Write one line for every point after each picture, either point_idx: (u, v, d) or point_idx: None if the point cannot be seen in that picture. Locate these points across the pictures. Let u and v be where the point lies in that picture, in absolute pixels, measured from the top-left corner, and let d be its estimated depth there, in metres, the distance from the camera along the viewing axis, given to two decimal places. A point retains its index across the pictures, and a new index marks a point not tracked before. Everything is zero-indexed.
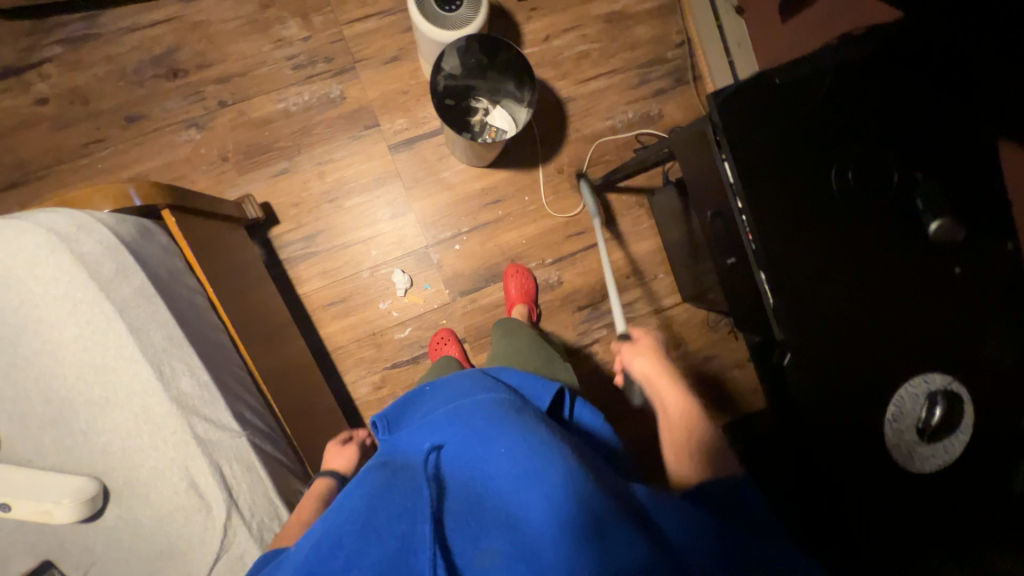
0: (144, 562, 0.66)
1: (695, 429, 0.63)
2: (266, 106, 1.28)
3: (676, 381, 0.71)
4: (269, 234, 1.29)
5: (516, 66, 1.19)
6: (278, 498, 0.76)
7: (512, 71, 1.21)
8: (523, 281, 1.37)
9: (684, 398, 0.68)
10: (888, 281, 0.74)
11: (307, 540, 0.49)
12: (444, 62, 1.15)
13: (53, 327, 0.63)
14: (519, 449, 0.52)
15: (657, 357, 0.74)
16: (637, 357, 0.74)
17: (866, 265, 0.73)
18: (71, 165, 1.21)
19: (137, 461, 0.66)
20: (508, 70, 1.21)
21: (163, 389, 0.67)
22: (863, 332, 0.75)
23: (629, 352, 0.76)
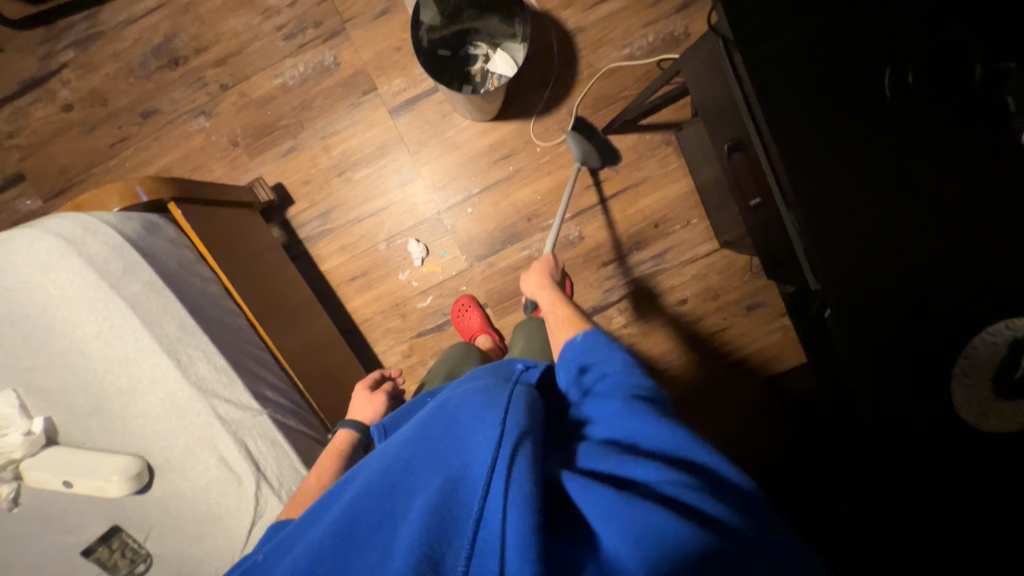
0: (193, 527, 0.74)
1: (562, 312, 0.75)
2: (264, 84, 1.26)
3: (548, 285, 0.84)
4: (286, 215, 1.32)
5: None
6: (304, 469, 0.81)
7: (500, 7, 1.09)
8: None
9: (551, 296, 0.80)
10: (963, 209, 0.60)
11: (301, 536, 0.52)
12: (422, 14, 1.07)
13: (76, 326, 0.68)
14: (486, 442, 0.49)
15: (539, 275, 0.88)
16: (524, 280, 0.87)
17: (930, 190, 0.59)
18: (103, 166, 1.28)
19: (171, 441, 0.72)
20: (494, 7, 1.10)
21: (182, 376, 0.72)
22: (925, 273, 0.62)
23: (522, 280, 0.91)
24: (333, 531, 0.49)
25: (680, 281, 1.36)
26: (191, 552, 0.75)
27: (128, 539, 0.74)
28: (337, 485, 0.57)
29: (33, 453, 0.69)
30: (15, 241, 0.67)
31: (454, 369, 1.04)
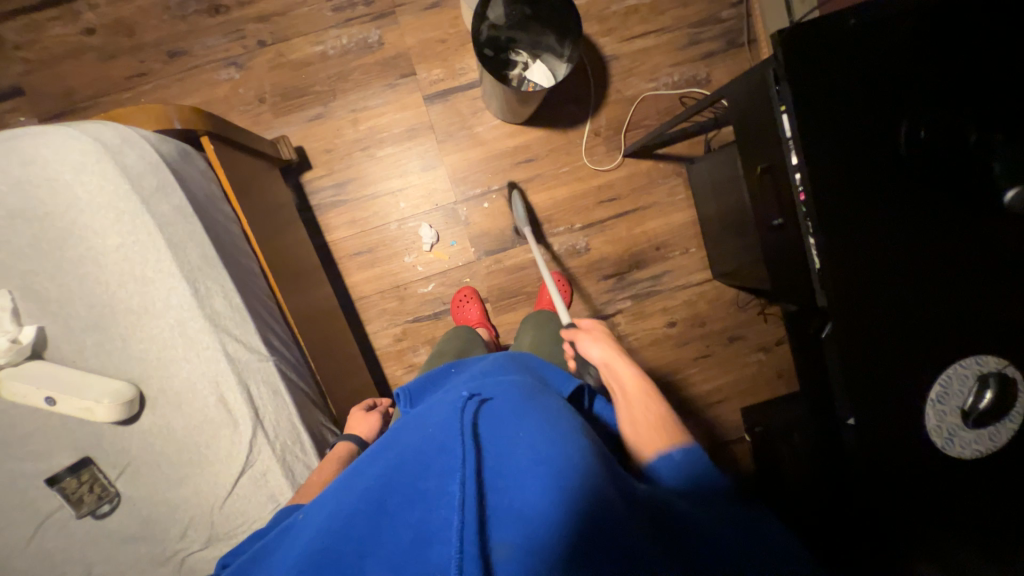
0: (175, 467, 0.70)
1: (652, 410, 0.60)
2: (303, 48, 1.26)
3: (632, 361, 0.68)
4: (300, 179, 1.30)
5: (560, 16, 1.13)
6: (301, 424, 0.78)
7: (559, 23, 1.14)
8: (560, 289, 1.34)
9: (640, 377, 0.64)
10: (953, 249, 0.69)
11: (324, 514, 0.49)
12: (490, 9, 1.13)
13: (97, 235, 0.64)
14: (540, 438, 0.49)
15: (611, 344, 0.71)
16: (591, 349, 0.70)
17: (929, 233, 0.68)
18: (116, 97, 1.23)
19: (172, 372, 0.68)
20: (555, 22, 1.14)
21: (197, 306, 0.68)
22: (919, 301, 0.70)
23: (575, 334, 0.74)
24: (364, 507, 0.46)
25: (673, 304, 1.43)
26: (168, 496, 0.70)
27: (99, 473, 0.68)
28: (364, 458, 0.56)
29: (14, 362, 0.63)
30: (46, 137, 0.63)
31: (462, 350, 1.06)
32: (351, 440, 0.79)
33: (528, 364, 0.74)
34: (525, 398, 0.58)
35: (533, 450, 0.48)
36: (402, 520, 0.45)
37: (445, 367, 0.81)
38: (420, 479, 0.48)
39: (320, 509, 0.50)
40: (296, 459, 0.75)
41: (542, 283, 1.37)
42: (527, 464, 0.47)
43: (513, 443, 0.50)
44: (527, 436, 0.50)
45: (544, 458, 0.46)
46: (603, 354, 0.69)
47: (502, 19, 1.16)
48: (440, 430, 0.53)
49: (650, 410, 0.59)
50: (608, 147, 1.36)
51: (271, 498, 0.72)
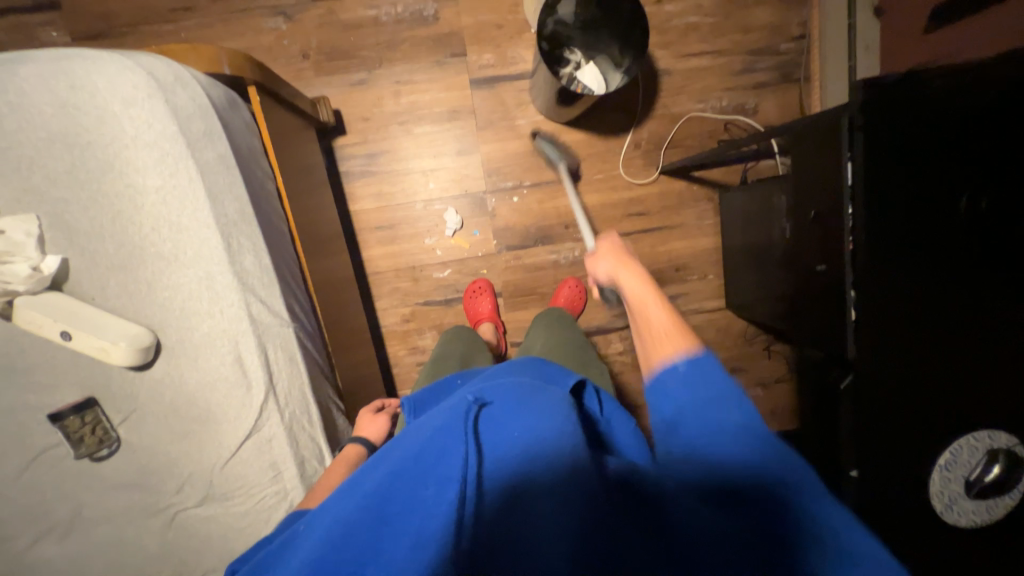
0: (181, 421, 0.68)
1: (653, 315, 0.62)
2: (356, 10, 1.23)
3: (637, 269, 0.71)
4: (333, 143, 1.27)
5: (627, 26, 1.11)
6: (310, 395, 0.76)
7: (625, 31, 1.11)
8: (575, 294, 1.35)
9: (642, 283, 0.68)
10: (975, 311, 0.69)
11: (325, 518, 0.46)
12: (561, 5, 1.11)
13: (137, 173, 0.62)
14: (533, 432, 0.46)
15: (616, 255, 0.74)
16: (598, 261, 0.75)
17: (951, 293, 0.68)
18: (156, 28, 1.19)
19: (193, 324, 0.66)
20: (622, 29, 1.11)
21: (228, 262, 0.66)
22: (940, 358, 0.70)
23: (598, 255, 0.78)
24: (364, 511, 0.44)
25: None
26: (169, 449, 0.68)
27: (103, 416, 0.66)
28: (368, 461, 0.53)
29: (32, 291, 0.60)
30: (99, 63, 0.60)
31: (465, 357, 1.02)
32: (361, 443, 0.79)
33: (529, 363, 0.70)
34: (524, 392, 0.55)
35: (526, 443, 0.46)
36: (403, 532, 0.43)
37: (447, 379, 0.78)
38: (418, 487, 0.46)
39: (323, 511, 0.47)
40: (303, 429, 0.74)
41: (558, 286, 1.37)
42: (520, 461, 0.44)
43: (507, 440, 0.48)
44: (519, 432, 0.48)
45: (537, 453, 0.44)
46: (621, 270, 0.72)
47: (570, 16, 1.14)
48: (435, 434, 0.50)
49: (665, 319, 0.60)
50: (645, 162, 1.35)
51: (273, 465, 0.72)
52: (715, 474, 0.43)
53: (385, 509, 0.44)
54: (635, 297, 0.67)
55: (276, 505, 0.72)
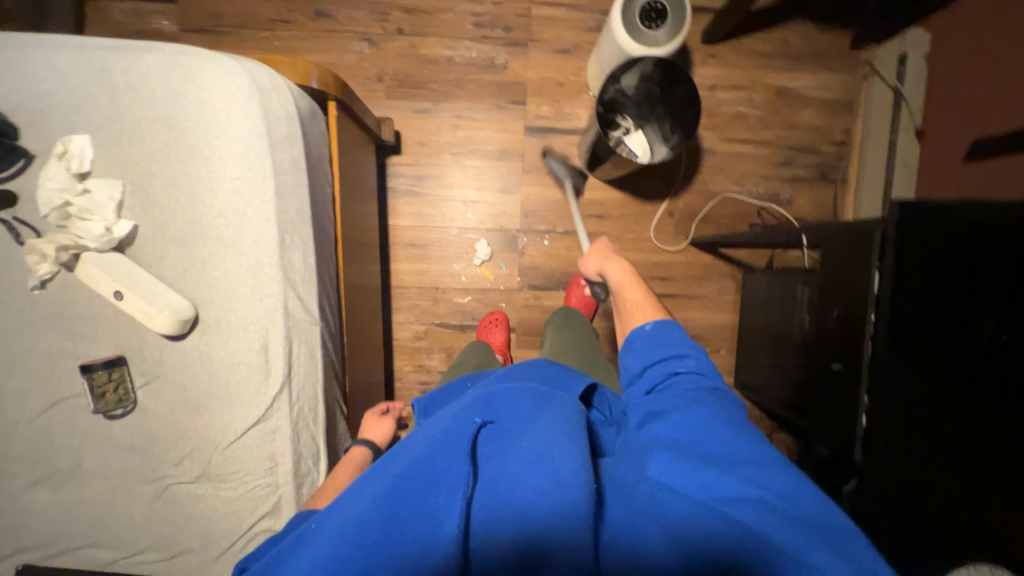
0: (197, 395, 0.70)
1: (634, 300, 0.77)
2: (435, 48, 1.33)
3: (623, 264, 0.84)
4: (387, 159, 1.35)
5: (682, 110, 1.17)
6: (320, 394, 0.78)
7: (681, 108, 1.17)
8: None
9: (626, 273, 0.82)
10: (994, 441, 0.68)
11: (334, 518, 0.47)
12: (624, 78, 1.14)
13: (219, 161, 0.67)
14: (541, 446, 0.50)
15: (601, 253, 0.88)
16: (586, 260, 0.88)
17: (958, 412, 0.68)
18: (254, 33, 1.31)
19: (232, 306, 0.70)
20: (678, 107, 1.18)
21: (278, 254, 0.71)
22: (943, 473, 0.70)
23: (586, 260, 0.91)
24: (376, 511, 0.45)
25: None
26: (179, 419, 0.70)
27: (128, 376, 0.69)
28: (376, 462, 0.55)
29: (100, 250, 0.65)
30: (211, 62, 0.67)
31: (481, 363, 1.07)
32: (366, 447, 0.83)
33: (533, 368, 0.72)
34: (530, 401, 0.58)
35: (534, 455, 0.49)
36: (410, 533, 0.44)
37: (457, 382, 0.82)
38: (426, 490, 0.47)
39: (332, 516, 0.48)
40: (307, 426, 0.76)
41: None
42: (528, 471, 0.48)
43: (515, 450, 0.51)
44: (526, 443, 0.51)
45: (545, 466, 0.48)
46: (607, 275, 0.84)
47: (630, 88, 1.18)
48: (443, 438, 0.51)
49: (648, 320, 0.72)
50: (675, 231, 1.40)
51: (270, 456, 0.73)
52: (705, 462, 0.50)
53: (393, 507, 0.45)
54: (619, 283, 0.81)
55: (264, 497, 0.73)
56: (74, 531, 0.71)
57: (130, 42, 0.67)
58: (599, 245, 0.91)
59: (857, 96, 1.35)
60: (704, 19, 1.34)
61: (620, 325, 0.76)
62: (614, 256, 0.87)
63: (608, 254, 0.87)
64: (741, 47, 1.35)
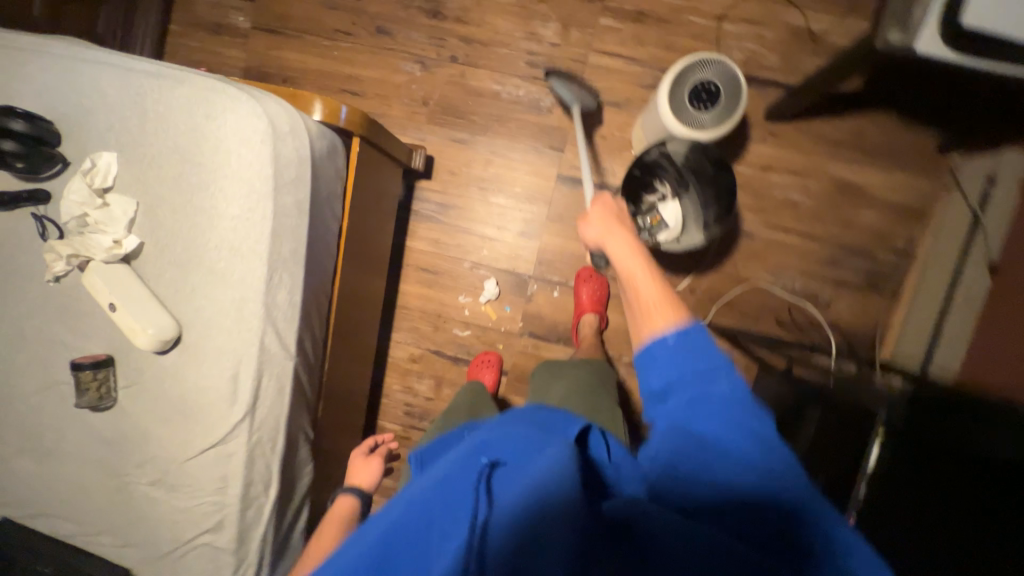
0: (168, 406, 0.74)
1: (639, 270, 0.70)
2: (483, 80, 1.32)
3: (630, 240, 0.77)
4: (416, 182, 1.36)
5: (724, 199, 1.05)
6: (283, 426, 0.80)
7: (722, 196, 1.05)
8: None
9: (661, 287, 0.65)
10: None
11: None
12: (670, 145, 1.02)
13: (225, 197, 0.70)
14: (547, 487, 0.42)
15: (610, 216, 0.81)
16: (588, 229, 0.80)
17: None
18: (317, 40, 1.35)
19: (213, 333, 0.73)
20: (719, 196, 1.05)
21: (263, 292, 0.73)
22: None
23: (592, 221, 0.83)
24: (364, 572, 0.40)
25: None
26: (149, 425, 0.75)
27: (111, 377, 0.74)
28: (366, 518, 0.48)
29: (107, 261, 0.70)
30: (237, 102, 0.70)
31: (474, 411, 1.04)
32: (353, 494, 0.87)
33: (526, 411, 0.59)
34: (528, 444, 0.48)
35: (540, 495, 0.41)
36: None
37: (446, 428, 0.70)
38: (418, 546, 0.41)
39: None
40: (262, 455, 0.78)
41: None
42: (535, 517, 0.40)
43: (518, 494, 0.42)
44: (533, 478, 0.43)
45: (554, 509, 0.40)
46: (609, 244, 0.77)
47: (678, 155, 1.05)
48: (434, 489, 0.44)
49: (654, 295, 0.63)
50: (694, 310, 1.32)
51: (223, 476, 0.76)
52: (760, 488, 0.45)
53: (389, 557, 0.41)
54: (625, 268, 0.72)
55: (210, 513, 0.77)
56: (45, 501, 0.78)
57: (171, 72, 0.71)
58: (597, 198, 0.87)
59: (931, 207, 1.22)
60: (772, 93, 1.24)
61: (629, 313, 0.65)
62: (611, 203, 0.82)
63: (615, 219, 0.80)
64: (807, 130, 1.24)
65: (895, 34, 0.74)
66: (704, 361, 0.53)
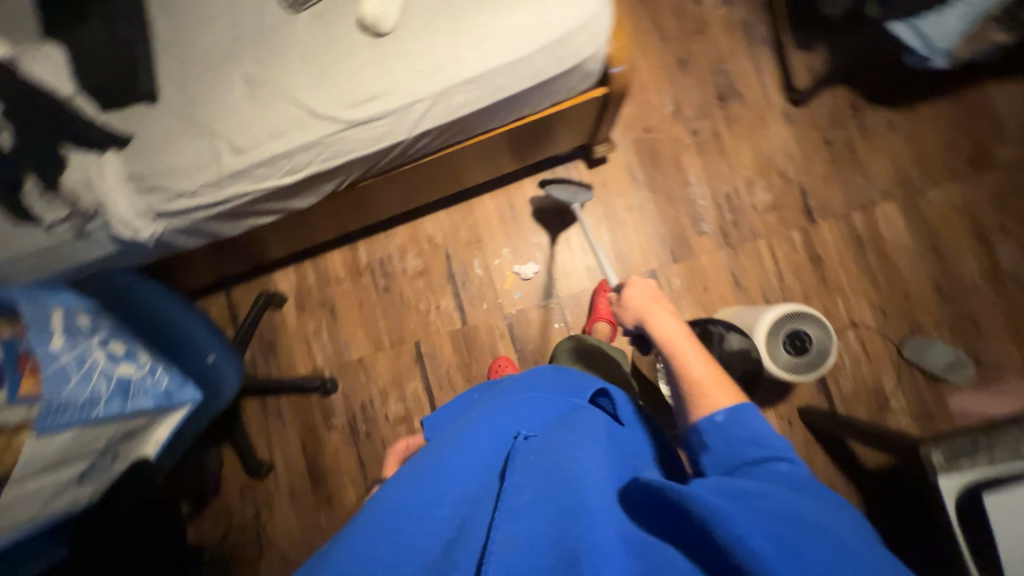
0: (319, 55, 0.81)
1: (694, 363, 0.73)
2: (691, 166, 1.43)
3: (704, 353, 0.75)
4: (577, 159, 1.45)
5: None
6: (348, 157, 0.85)
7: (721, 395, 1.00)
8: None
9: (711, 373, 0.71)
10: None
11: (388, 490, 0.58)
12: (728, 336, 1.03)
13: (516, 11, 0.80)
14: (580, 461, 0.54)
15: (657, 308, 0.84)
16: (656, 312, 0.83)
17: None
18: (643, 17, 1.47)
19: (400, 58, 0.80)
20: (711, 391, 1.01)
21: (456, 80, 0.80)
22: None
23: (630, 298, 0.89)
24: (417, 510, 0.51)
25: None
26: (294, 47, 0.82)
27: None
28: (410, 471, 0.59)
29: None
30: None
31: None
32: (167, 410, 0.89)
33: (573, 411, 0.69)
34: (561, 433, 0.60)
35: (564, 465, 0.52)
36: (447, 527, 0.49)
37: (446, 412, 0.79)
38: (462, 519, 0.50)
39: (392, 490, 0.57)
40: (316, 154, 0.83)
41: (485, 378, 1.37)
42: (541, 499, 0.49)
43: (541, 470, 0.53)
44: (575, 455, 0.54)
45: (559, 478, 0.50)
46: (690, 357, 0.74)
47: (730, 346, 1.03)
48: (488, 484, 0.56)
49: (708, 375, 0.71)
50: None
51: (282, 131, 0.81)
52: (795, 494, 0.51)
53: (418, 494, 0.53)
54: (666, 341, 0.78)
55: (244, 137, 0.81)
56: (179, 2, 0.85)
57: None
58: (631, 286, 0.89)
59: None
60: (820, 401, 1.33)
61: (678, 411, 0.71)
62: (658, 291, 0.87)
63: (660, 313, 0.83)
64: (809, 447, 1.33)
65: (940, 458, 0.88)
66: (762, 423, 0.62)
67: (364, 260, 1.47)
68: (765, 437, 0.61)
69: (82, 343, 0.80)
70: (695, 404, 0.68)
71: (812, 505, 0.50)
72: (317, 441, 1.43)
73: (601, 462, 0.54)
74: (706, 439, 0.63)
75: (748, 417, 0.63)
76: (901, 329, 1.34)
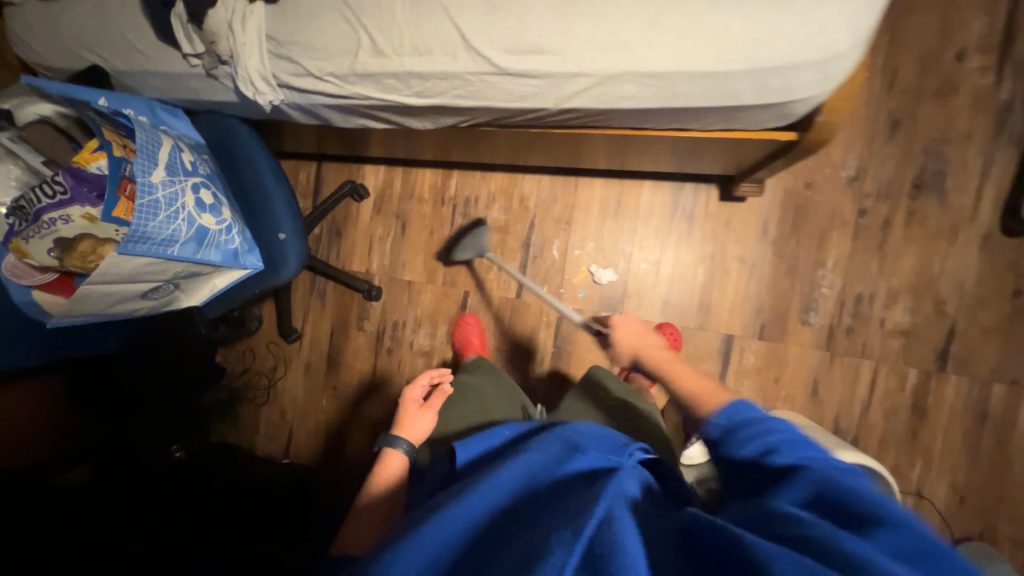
0: None
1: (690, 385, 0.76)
2: (837, 247, 1.21)
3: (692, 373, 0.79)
4: (713, 183, 1.26)
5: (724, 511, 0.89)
6: (480, 102, 0.77)
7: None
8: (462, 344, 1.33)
9: (701, 386, 0.75)
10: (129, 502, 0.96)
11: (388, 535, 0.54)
12: None
13: (745, 9, 0.63)
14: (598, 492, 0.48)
15: (644, 337, 0.91)
16: (643, 334, 0.92)
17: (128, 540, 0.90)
18: (880, 50, 1.18)
19: (583, 14, 0.67)
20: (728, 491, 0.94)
21: (633, 66, 0.67)
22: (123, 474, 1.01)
23: (620, 331, 0.94)
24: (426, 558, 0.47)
25: None
26: None
27: None
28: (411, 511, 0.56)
29: None
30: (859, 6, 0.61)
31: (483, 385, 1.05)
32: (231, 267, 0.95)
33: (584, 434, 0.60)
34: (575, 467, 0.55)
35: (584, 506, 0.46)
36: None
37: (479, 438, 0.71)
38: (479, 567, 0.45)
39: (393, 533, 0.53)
40: (450, 86, 0.75)
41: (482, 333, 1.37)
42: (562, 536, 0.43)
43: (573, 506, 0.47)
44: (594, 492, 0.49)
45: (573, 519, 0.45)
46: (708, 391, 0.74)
47: None
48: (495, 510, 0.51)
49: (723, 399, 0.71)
50: None
51: (426, 48, 0.73)
52: (841, 508, 0.46)
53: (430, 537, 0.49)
54: (661, 366, 0.84)
55: (386, 39, 0.74)
56: None
57: None
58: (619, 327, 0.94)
59: None
60: None
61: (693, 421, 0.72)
62: (638, 321, 0.93)
63: (648, 339, 0.91)
64: None
65: None
66: (793, 432, 0.57)
67: (451, 191, 1.41)
68: (807, 442, 0.56)
69: (178, 183, 0.83)
70: (699, 407, 0.70)
71: (858, 522, 0.45)
72: (344, 333, 1.50)
73: (620, 491, 0.49)
74: (733, 448, 0.58)
75: (775, 424, 0.58)
76: (971, 529, 1.14)
